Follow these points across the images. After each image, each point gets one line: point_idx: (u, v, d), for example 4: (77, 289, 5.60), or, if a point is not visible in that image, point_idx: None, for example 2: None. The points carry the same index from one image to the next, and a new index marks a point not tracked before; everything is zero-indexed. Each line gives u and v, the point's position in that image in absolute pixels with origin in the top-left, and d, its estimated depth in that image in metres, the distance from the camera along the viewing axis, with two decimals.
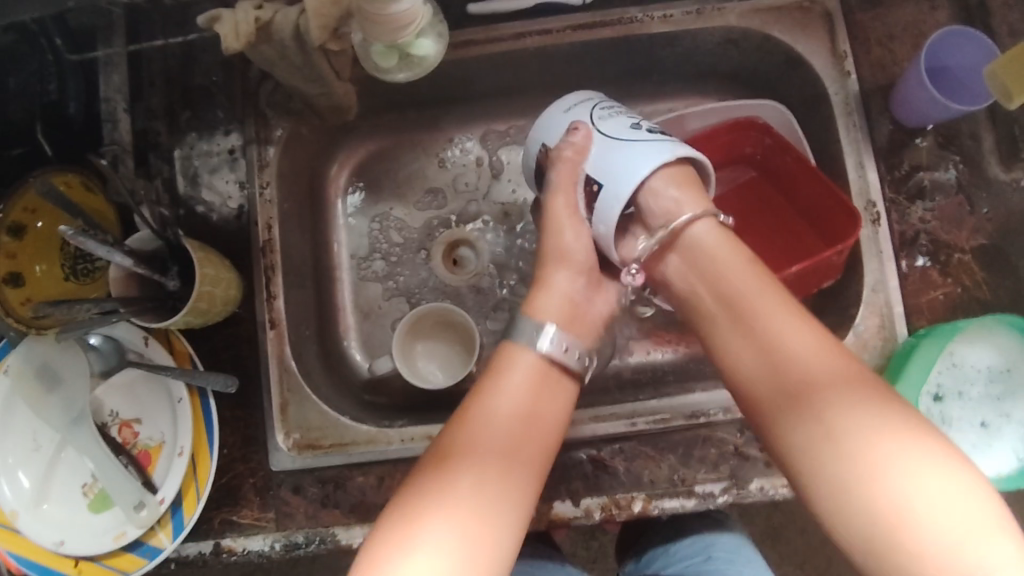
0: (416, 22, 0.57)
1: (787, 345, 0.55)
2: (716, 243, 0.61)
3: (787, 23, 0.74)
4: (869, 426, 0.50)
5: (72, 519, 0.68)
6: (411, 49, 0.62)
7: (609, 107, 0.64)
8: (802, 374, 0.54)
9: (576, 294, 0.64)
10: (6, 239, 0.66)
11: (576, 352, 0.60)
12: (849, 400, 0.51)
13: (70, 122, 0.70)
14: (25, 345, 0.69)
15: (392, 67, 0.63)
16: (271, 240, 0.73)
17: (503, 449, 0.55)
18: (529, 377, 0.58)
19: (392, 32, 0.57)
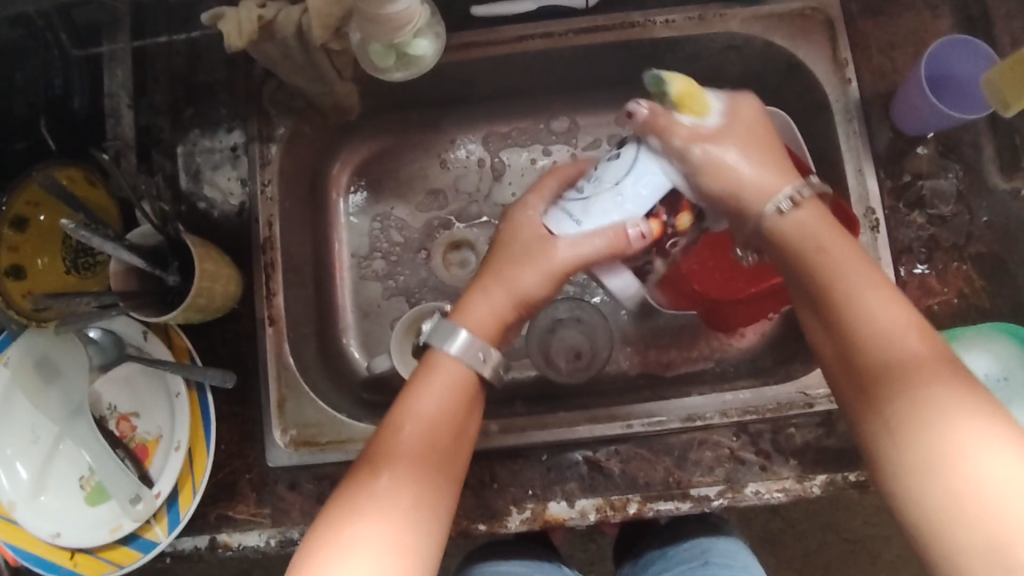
0: (413, 22, 0.58)
1: (877, 311, 0.52)
2: (811, 223, 0.57)
3: (788, 30, 0.74)
4: (947, 411, 0.46)
5: (69, 511, 0.68)
6: (409, 48, 0.62)
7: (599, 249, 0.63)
8: (888, 347, 0.50)
9: (500, 310, 0.62)
10: (8, 232, 0.66)
11: (493, 365, 0.59)
12: (932, 378, 0.48)
13: (75, 117, 0.72)
14: (24, 337, 0.69)
15: (390, 67, 0.63)
16: (272, 237, 0.73)
17: (430, 448, 0.55)
18: (451, 389, 0.57)
19: (390, 33, 0.57)
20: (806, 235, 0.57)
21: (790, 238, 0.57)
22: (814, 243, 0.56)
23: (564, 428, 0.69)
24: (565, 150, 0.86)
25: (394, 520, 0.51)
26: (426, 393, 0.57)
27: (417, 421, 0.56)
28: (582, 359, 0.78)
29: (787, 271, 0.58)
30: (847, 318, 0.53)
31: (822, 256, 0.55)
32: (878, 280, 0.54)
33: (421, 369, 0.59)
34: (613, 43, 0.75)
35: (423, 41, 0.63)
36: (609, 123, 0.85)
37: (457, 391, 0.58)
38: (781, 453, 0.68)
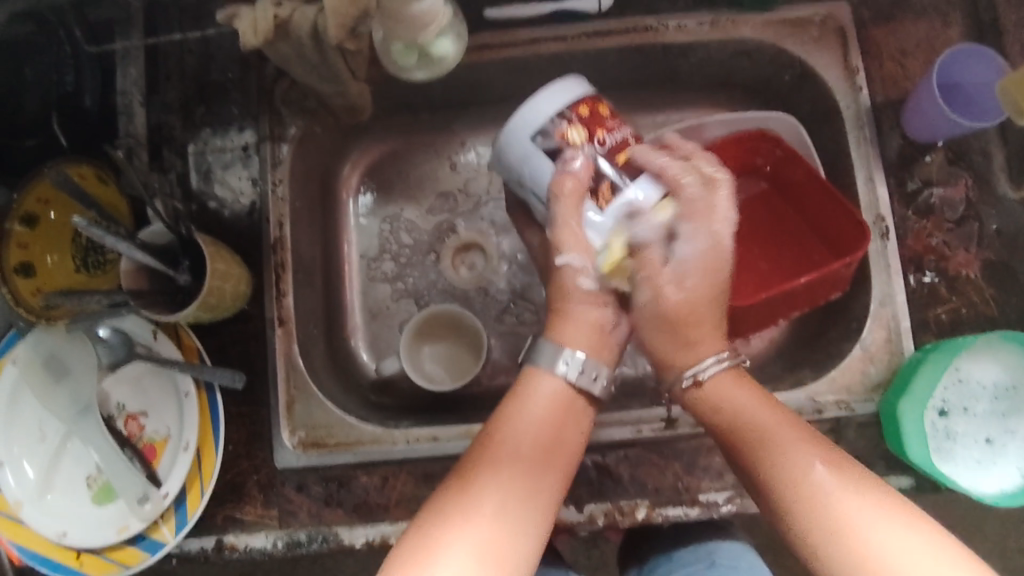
0: (431, 16, 0.58)
1: (752, 412, 0.56)
2: (725, 386, 0.58)
3: (801, 37, 0.74)
4: (822, 479, 0.52)
5: (76, 510, 0.68)
6: (431, 48, 0.63)
7: (545, 135, 0.59)
8: (758, 430, 0.55)
9: (602, 322, 0.61)
10: (20, 229, 0.66)
11: (603, 380, 0.60)
12: (796, 447, 0.54)
13: (85, 114, 0.71)
14: (33, 336, 0.69)
15: (411, 66, 0.64)
16: (282, 237, 0.73)
17: (530, 456, 0.56)
18: (553, 404, 0.59)
19: (409, 26, 0.58)
20: (719, 396, 0.58)
21: (707, 399, 0.59)
22: (728, 385, 0.58)
23: None
24: None
25: (473, 525, 0.52)
26: (524, 410, 0.58)
27: (518, 433, 0.57)
28: None
29: (710, 428, 0.59)
30: (730, 419, 0.57)
31: (736, 403, 0.57)
32: (757, 389, 0.58)
33: (521, 383, 0.60)
34: (626, 47, 0.75)
35: (445, 38, 0.63)
36: None
37: (558, 406, 0.59)
38: None
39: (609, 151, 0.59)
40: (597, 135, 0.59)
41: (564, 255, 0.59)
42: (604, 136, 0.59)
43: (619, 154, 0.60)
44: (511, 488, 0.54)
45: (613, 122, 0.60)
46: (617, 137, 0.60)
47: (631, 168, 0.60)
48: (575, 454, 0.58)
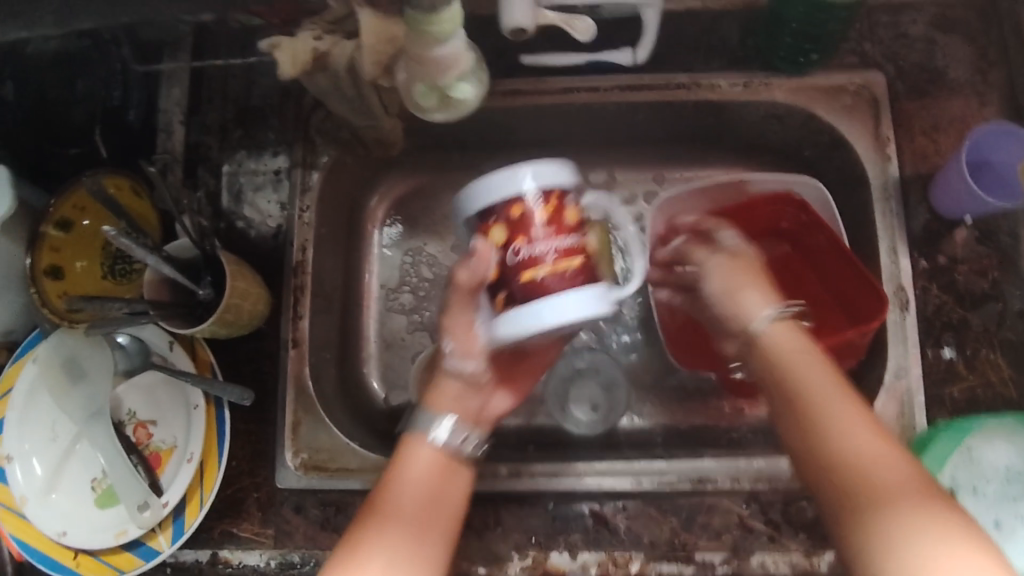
0: (453, 62, 0.58)
1: (853, 438, 0.50)
2: (793, 340, 0.56)
3: (832, 104, 0.74)
4: (923, 542, 0.44)
5: (78, 511, 0.69)
6: (452, 91, 0.63)
7: (472, 215, 0.55)
8: (854, 469, 0.48)
9: (470, 396, 0.61)
10: (55, 233, 0.69)
11: (474, 442, 0.59)
12: (898, 500, 0.46)
13: (128, 127, 0.75)
14: (56, 336, 0.71)
15: (431, 107, 0.64)
16: (304, 261, 0.74)
17: (414, 513, 0.54)
18: (433, 465, 0.57)
19: (431, 72, 0.58)
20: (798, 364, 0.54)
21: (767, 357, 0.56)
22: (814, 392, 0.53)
23: (573, 477, 0.68)
24: None
25: None
26: (406, 474, 0.56)
27: (401, 497, 0.55)
28: (597, 413, 0.79)
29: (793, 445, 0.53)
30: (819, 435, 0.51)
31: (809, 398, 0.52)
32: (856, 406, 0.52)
33: (394, 456, 0.58)
34: (658, 101, 0.76)
35: (466, 83, 0.64)
36: (646, 181, 0.86)
37: (438, 467, 0.57)
38: (790, 526, 0.67)
39: (515, 265, 0.52)
40: (514, 243, 0.52)
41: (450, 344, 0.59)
42: (520, 248, 0.52)
43: (523, 272, 0.52)
44: (395, 538, 0.52)
45: (545, 231, 0.52)
46: (536, 251, 0.51)
47: (533, 292, 0.52)
48: (458, 510, 0.57)
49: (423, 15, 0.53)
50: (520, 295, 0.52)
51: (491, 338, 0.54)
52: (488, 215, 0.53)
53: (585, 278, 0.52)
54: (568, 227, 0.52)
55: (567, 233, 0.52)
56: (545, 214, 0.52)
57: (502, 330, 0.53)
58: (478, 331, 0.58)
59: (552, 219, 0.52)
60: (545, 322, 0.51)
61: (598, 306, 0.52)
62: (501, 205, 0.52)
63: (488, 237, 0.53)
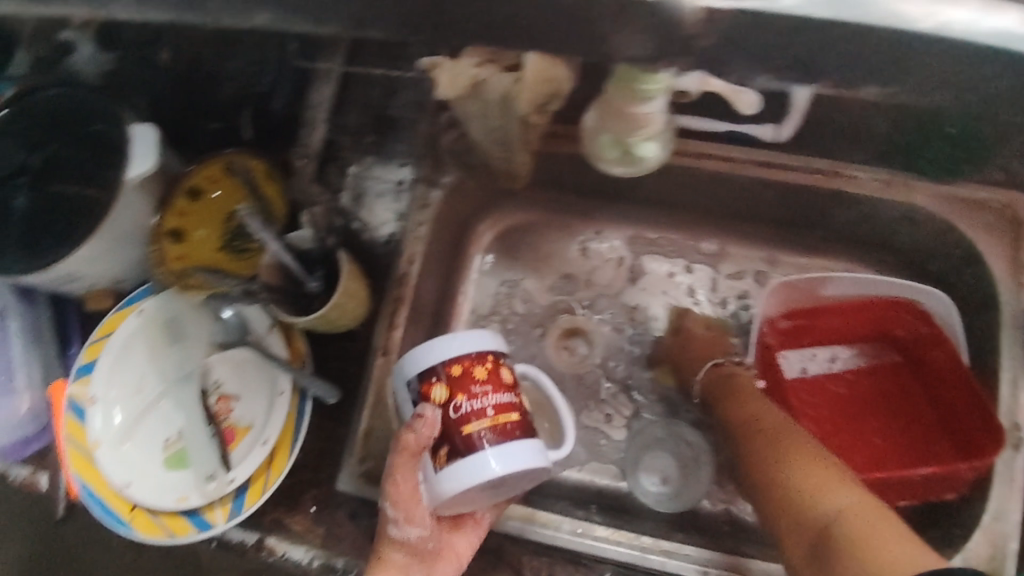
0: (648, 120, 0.56)
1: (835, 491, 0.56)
2: (725, 376, 0.76)
3: (975, 220, 0.71)
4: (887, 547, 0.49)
5: (146, 467, 0.70)
6: (635, 149, 0.61)
7: (411, 382, 0.57)
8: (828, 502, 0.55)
9: (411, 563, 0.60)
10: (181, 197, 0.71)
11: None
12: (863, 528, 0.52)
13: (273, 115, 0.77)
14: (165, 295, 0.73)
15: (612, 157, 0.63)
16: (409, 273, 0.75)
17: None
18: None
19: (624, 123, 0.57)
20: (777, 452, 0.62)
21: (719, 383, 0.76)
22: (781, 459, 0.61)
23: (637, 552, 0.67)
24: (707, 274, 0.87)
25: None
26: None
27: None
28: (667, 486, 0.78)
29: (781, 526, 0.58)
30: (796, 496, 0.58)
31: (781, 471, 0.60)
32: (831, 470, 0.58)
33: None
34: (789, 183, 0.75)
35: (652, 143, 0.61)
36: (758, 260, 0.86)
37: None
38: None
39: (457, 421, 0.55)
40: (454, 400, 0.55)
41: (395, 526, 0.58)
42: (461, 402, 0.55)
43: (467, 425, 0.55)
44: None
45: (482, 387, 0.56)
46: (475, 407, 0.55)
47: (475, 445, 0.55)
48: None
49: (633, 91, 0.52)
50: (463, 449, 0.55)
51: (443, 495, 0.55)
52: (428, 377, 0.56)
53: (520, 431, 0.56)
54: (501, 384, 0.57)
55: (499, 389, 0.57)
56: (481, 372, 0.56)
57: (453, 488, 0.55)
58: (422, 495, 0.58)
59: (488, 378, 0.56)
60: (489, 475, 0.54)
61: (537, 457, 0.56)
62: (440, 368, 0.56)
63: (428, 398, 0.56)
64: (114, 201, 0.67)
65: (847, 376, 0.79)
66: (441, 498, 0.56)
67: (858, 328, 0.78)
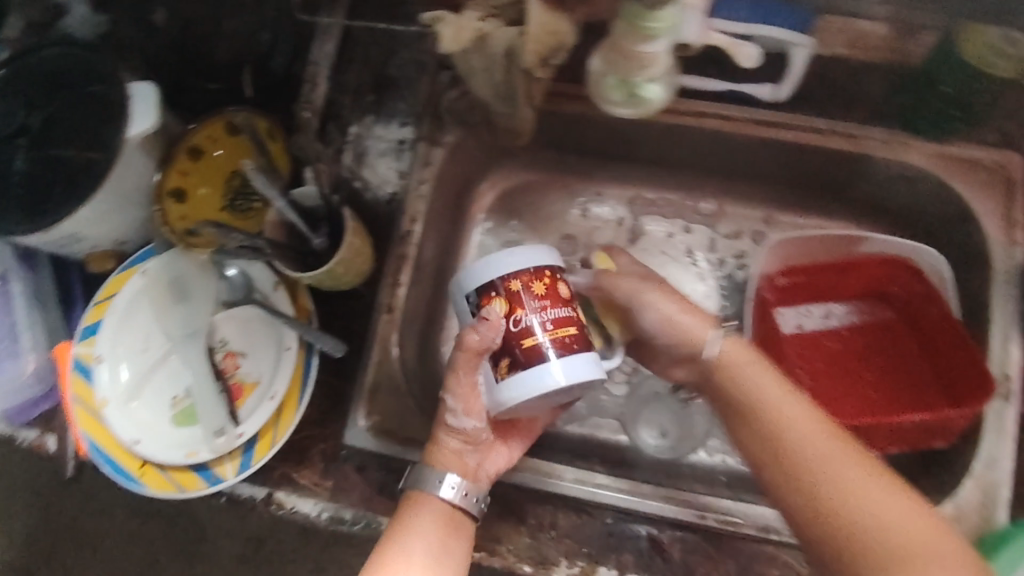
0: (651, 60, 0.56)
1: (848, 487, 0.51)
2: (736, 353, 0.63)
3: (968, 176, 0.72)
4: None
5: (154, 424, 0.71)
6: (640, 90, 0.60)
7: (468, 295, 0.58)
8: (844, 500, 0.51)
9: (468, 451, 0.63)
10: (183, 156, 0.71)
11: (477, 498, 0.61)
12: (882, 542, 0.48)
13: (273, 73, 0.78)
14: (167, 254, 0.74)
15: (617, 101, 0.62)
16: (411, 232, 0.76)
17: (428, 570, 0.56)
18: (439, 523, 0.59)
19: (628, 65, 0.57)
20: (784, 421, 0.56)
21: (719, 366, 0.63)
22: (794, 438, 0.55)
23: (637, 498, 0.68)
24: (705, 232, 0.87)
25: None
26: (414, 538, 0.57)
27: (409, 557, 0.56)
28: (666, 439, 0.79)
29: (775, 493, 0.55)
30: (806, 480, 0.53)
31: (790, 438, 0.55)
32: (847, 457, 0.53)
33: (403, 509, 0.59)
34: (787, 141, 0.76)
35: (656, 85, 0.60)
36: (755, 219, 0.86)
37: (444, 529, 0.59)
38: None
39: (517, 334, 0.56)
40: (515, 314, 0.56)
41: (454, 417, 0.61)
42: (521, 317, 0.56)
43: (526, 338, 0.56)
44: None
45: (542, 302, 0.57)
46: (535, 320, 0.56)
47: (538, 356, 0.56)
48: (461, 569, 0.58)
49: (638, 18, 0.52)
50: (523, 360, 0.56)
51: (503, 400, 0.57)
52: (488, 291, 0.57)
53: (579, 344, 0.57)
54: (559, 299, 0.57)
55: (560, 305, 0.57)
56: (540, 287, 0.57)
57: (512, 394, 0.57)
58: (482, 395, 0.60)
59: (549, 291, 0.57)
60: (550, 383, 0.56)
61: (595, 369, 0.57)
62: (499, 283, 0.57)
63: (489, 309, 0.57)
64: (116, 161, 0.67)
65: (844, 332, 0.80)
66: (500, 403, 0.58)
67: (853, 285, 0.79)
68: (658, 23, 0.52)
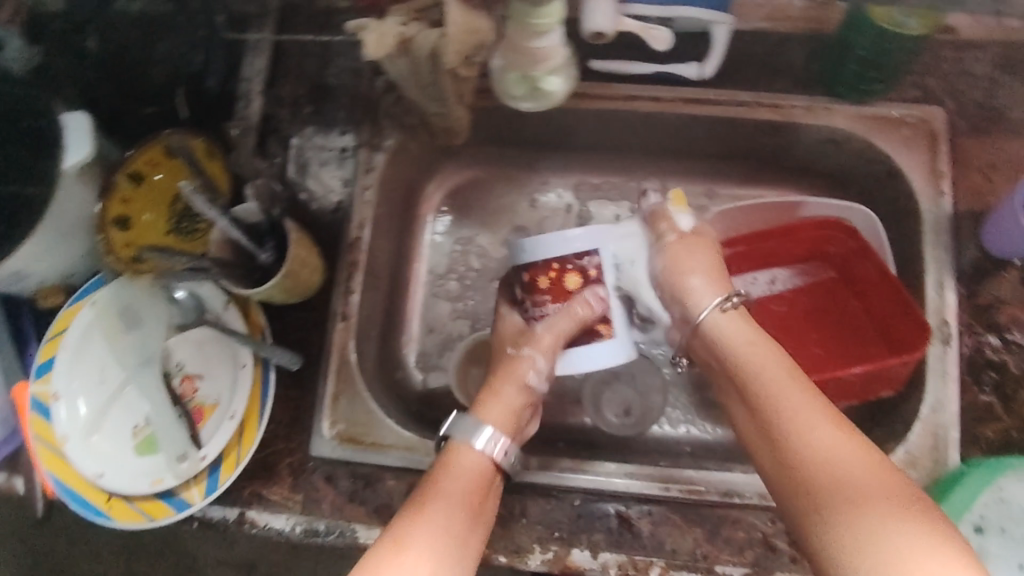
0: (546, 55, 0.60)
1: (821, 442, 0.49)
2: (732, 327, 0.62)
3: (892, 135, 0.75)
4: (877, 533, 0.43)
5: (116, 455, 0.70)
6: (541, 82, 0.63)
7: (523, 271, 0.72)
8: (812, 456, 0.49)
9: (516, 404, 0.67)
10: (124, 183, 0.69)
11: (511, 456, 0.63)
12: (848, 502, 0.46)
13: (206, 92, 0.77)
14: (115, 284, 0.74)
15: (520, 96, 0.65)
16: (359, 239, 0.77)
17: (466, 504, 0.57)
18: (477, 473, 0.61)
19: (526, 63, 0.60)
20: (768, 379, 0.56)
21: (718, 337, 0.62)
22: (770, 393, 0.55)
23: (601, 478, 0.69)
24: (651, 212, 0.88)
25: (433, 531, 0.54)
26: (447, 478, 0.59)
27: (448, 492, 0.58)
28: (630, 417, 0.79)
29: (761, 452, 0.54)
30: (783, 438, 0.51)
31: (773, 397, 0.54)
32: (823, 412, 0.51)
33: (443, 459, 0.62)
34: (717, 117, 0.77)
35: (554, 76, 0.63)
36: (698, 195, 0.87)
37: (479, 477, 0.61)
38: None
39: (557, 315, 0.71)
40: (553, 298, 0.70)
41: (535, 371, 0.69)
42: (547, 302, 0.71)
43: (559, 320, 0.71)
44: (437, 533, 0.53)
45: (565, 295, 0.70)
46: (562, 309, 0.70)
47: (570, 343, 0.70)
48: (491, 520, 0.59)
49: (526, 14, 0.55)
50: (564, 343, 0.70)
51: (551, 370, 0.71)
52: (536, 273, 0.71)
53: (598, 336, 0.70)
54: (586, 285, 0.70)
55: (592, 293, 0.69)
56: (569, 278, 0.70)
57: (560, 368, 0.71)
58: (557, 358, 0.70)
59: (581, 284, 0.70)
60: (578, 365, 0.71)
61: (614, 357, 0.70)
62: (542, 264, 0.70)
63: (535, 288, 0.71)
64: (54, 196, 0.67)
65: (787, 298, 0.82)
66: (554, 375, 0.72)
67: (792, 250, 0.81)
68: (545, 18, 0.55)
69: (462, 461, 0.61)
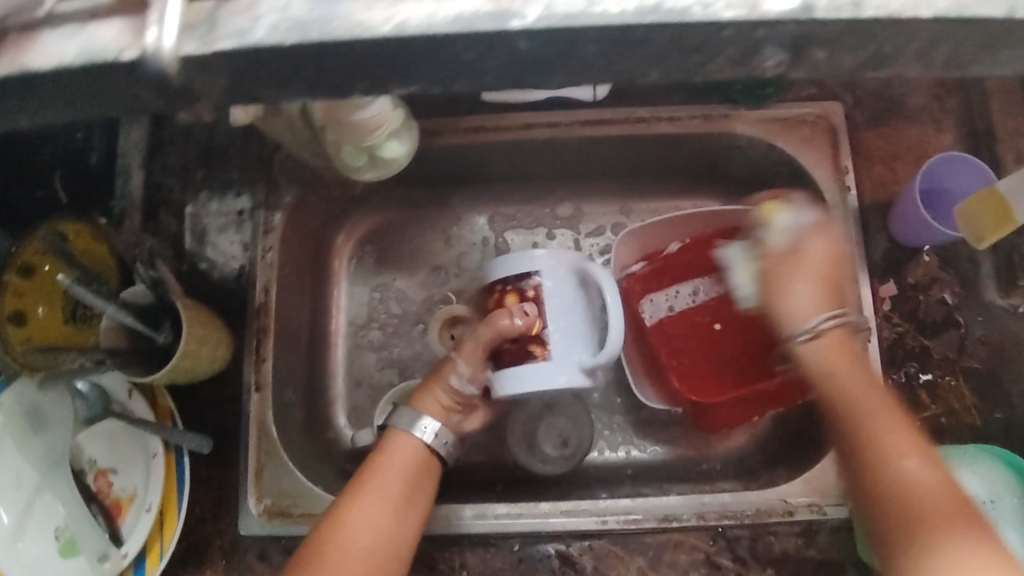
0: (379, 120, 0.61)
1: (909, 469, 0.52)
2: (824, 348, 0.61)
3: (792, 134, 0.74)
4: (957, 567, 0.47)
5: (39, 562, 0.67)
6: (380, 150, 0.66)
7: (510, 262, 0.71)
8: (897, 473, 0.53)
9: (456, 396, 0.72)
10: (16, 278, 0.62)
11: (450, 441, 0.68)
12: (939, 531, 0.49)
13: (89, 171, 0.74)
14: (17, 385, 0.68)
15: (360, 166, 0.67)
16: (267, 302, 0.74)
17: (399, 498, 0.63)
18: (413, 454, 0.66)
19: (358, 133, 0.61)
20: (835, 381, 0.59)
21: (825, 347, 0.61)
22: (843, 391, 0.58)
23: (536, 519, 0.67)
24: (569, 236, 0.86)
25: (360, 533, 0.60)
26: (385, 462, 0.65)
27: (384, 483, 0.63)
28: (567, 448, 0.77)
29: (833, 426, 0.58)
30: (858, 440, 0.55)
31: (865, 411, 0.56)
32: (905, 432, 0.55)
33: (385, 440, 0.67)
34: (617, 136, 0.76)
35: (397, 142, 0.67)
36: (613, 213, 0.85)
37: (415, 459, 0.66)
38: (758, 561, 0.66)
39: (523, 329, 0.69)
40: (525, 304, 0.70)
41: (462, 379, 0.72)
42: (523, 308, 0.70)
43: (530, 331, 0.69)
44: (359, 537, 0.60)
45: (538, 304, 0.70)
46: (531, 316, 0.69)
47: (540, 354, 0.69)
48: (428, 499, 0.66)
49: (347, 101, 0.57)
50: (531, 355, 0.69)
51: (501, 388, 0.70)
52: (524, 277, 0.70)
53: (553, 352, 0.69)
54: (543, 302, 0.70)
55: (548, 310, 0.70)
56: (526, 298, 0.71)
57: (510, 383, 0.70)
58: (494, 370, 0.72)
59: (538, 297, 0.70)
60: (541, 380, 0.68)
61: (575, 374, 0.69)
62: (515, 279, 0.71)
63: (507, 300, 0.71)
64: None
65: None
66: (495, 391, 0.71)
67: None
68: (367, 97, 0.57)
69: (403, 446, 0.67)
